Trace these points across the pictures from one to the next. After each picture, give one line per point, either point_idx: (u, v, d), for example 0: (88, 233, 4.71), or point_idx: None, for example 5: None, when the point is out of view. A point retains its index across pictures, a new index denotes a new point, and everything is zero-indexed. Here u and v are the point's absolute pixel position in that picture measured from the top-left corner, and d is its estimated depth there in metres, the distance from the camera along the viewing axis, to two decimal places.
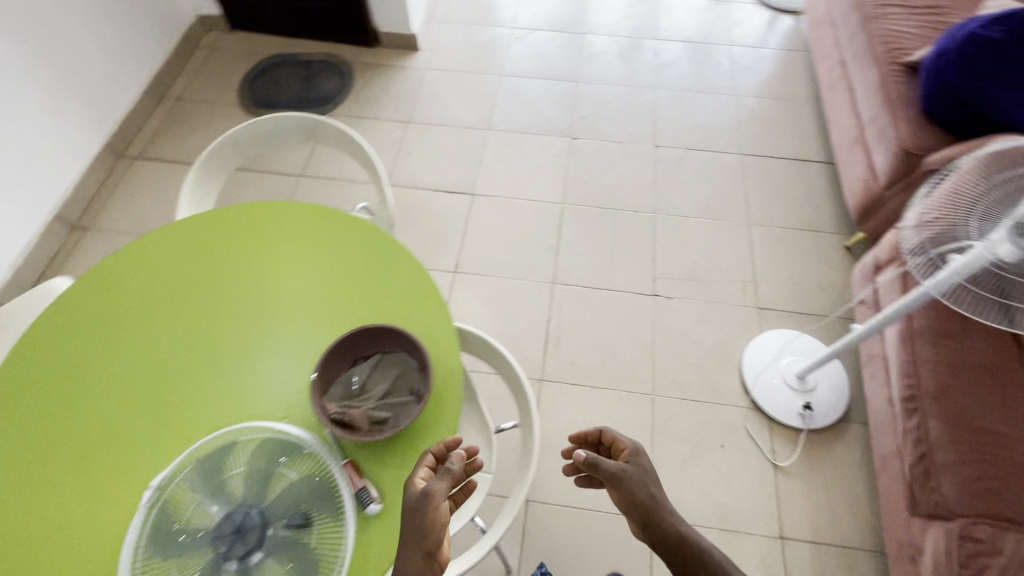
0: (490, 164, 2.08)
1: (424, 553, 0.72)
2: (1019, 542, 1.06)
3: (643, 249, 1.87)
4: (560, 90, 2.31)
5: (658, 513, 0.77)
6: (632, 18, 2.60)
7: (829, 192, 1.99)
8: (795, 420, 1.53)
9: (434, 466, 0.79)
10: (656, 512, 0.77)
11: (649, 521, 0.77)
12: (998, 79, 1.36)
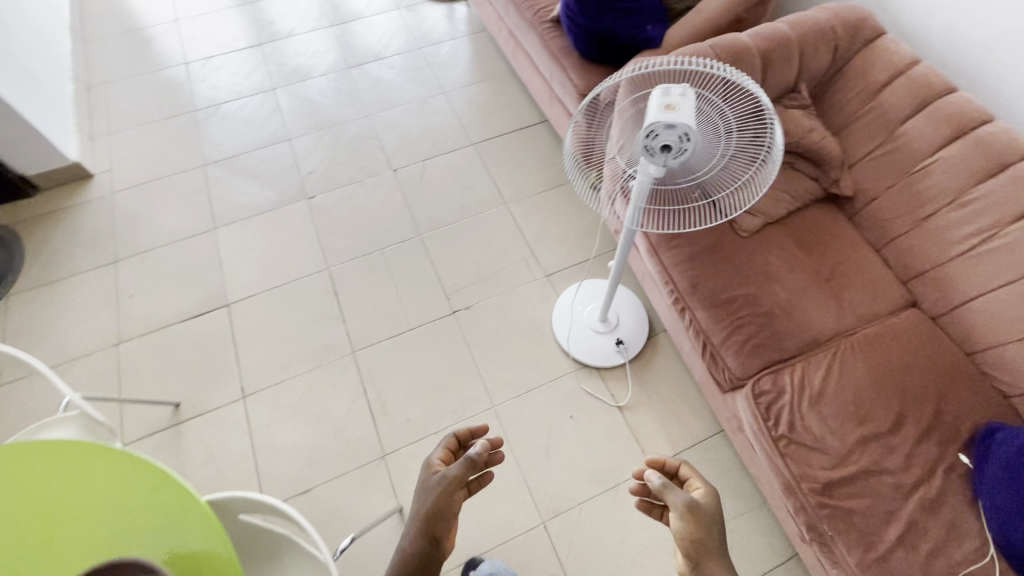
0: (235, 263, 1.85)
1: (428, 536, 0.83)
2: (791, 376, 1.24)
3: (425, 273, 1.82)
4: (276, 156, 2.13)
5: (694, 542, 0.80)
6: (318, 55, 2.49)
7: (558, 146, 2.14)
8: (616, 358, 1.62)
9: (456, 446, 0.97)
10: (694, 542, 0.80)
11: (686, 546, 0.81)
12: (605, 9, 1.54)
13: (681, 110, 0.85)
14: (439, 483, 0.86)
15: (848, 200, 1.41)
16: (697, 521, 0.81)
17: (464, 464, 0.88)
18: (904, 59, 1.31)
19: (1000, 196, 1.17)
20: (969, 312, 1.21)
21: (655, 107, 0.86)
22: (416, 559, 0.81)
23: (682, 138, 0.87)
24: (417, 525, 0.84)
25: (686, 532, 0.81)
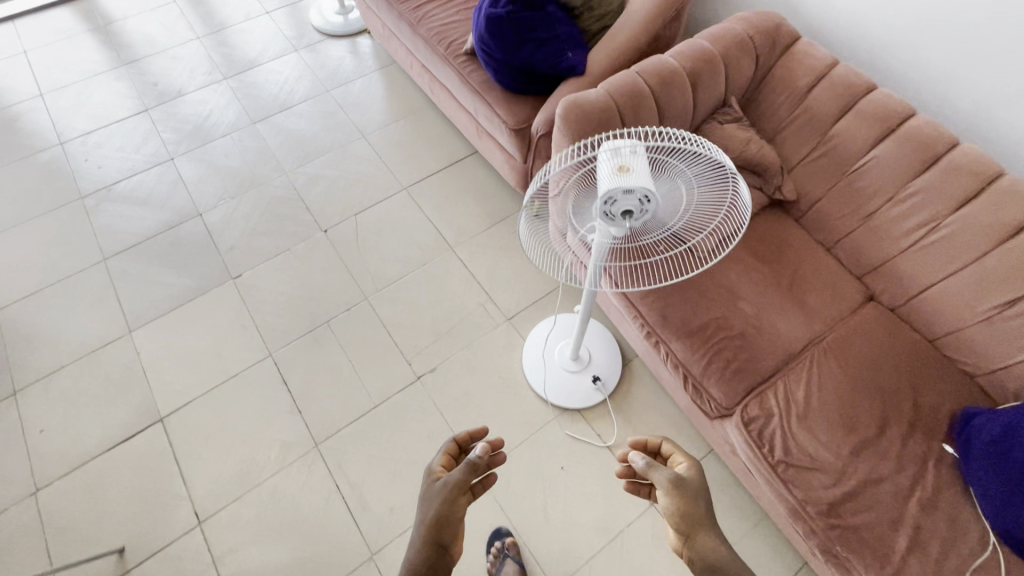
0: (162, 368, 1.64)
1: (434, 543, 0.77)
2: (776, 395, 1.22)
3: (379, 340, 1.69)
4: (187, 235, 1.91)
5: (683, 517, 0.79)
6: (215, 113, 2.26)
7: (493, 177, 2.05)
8: (597, 396, 1.57)
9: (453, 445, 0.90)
10: (684, 516, 0.79)
11: (675, 521, 0.80)
12: (521, 41, 1.48)
13: (636, 171, 0.78)
14: (442, 490, 0.81)
15: (793, 204, 1.41)
16: (684, 496, 0.80)
17: (463, 468, 0.82)
18: (823, 61, 1.32)
19: (936, 188, 1.19)
20: (926, 301, 1.24)
21: (607, 172, 0.79)
22: (422, 567, 0.75)
23: (642, 201, 0.81)
24: (421, 534, 0.78)
25: (673, 506, 0.79)
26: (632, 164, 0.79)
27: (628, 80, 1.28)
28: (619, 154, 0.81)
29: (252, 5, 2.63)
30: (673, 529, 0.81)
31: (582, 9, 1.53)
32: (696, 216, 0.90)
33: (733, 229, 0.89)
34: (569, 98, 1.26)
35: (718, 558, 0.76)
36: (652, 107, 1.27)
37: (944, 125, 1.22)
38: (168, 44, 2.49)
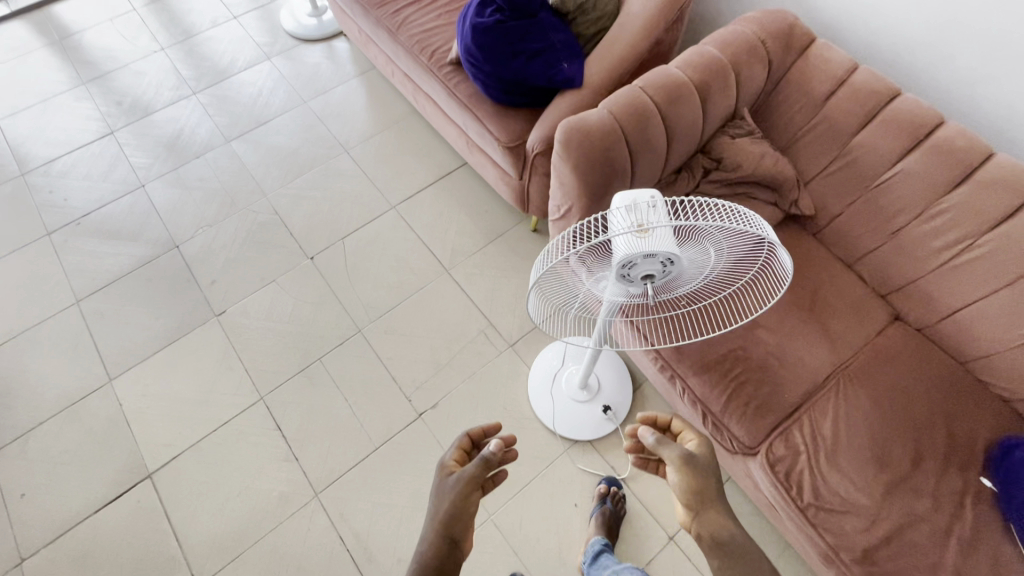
0: (148, 419, 1.55)
1: (446, 538, 0.72)
2: (802, 432, 1.15)
3: (376, 376, 1.61)
4: (165, 270, 1.80)
5: (693, 493, 0.73)
6: (186, 133, 2.12)
7: (486, 191, 1.95)
8: (609, 426, 1.49)
9: (468, 443, 0.84)
10: (694, 492, 0.72)
11: (684, 498, 0.73)
12: (511, 52, 1.37)
13: (657, 232, 0.70)
14: (454, 485, 0.76)
15: (810, 219, 1.32)
16: (694, 470, 0.74)
17: (476, 463, 0.77)
18: (842, 65, 1.22)
19: (969, 203, 1.11)
20: (957, 323, 1.16)
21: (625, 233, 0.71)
22: (434, 563, 0.70)
23: (666, 264, 0.72)
24: (433, 529, 0.73)
25: (683, 482, 0.73)
26: (652, 223, 0.71)
27: (632, 97, 1.16)
28: (637, 213, 0.73)
29: (218, 10, 2.45)
30: (681, 505, 0.74)
31: (576, 12, 1.40)
32: (725, 273, 0.81)
33: (772, 283, 0.80)
34: (569, 120, 1.15)
35: (728, 535, 0.70)
36: (660, 124, 1.17)
37: (976, 133, 1.13)
38: (130, 58, 2.32)
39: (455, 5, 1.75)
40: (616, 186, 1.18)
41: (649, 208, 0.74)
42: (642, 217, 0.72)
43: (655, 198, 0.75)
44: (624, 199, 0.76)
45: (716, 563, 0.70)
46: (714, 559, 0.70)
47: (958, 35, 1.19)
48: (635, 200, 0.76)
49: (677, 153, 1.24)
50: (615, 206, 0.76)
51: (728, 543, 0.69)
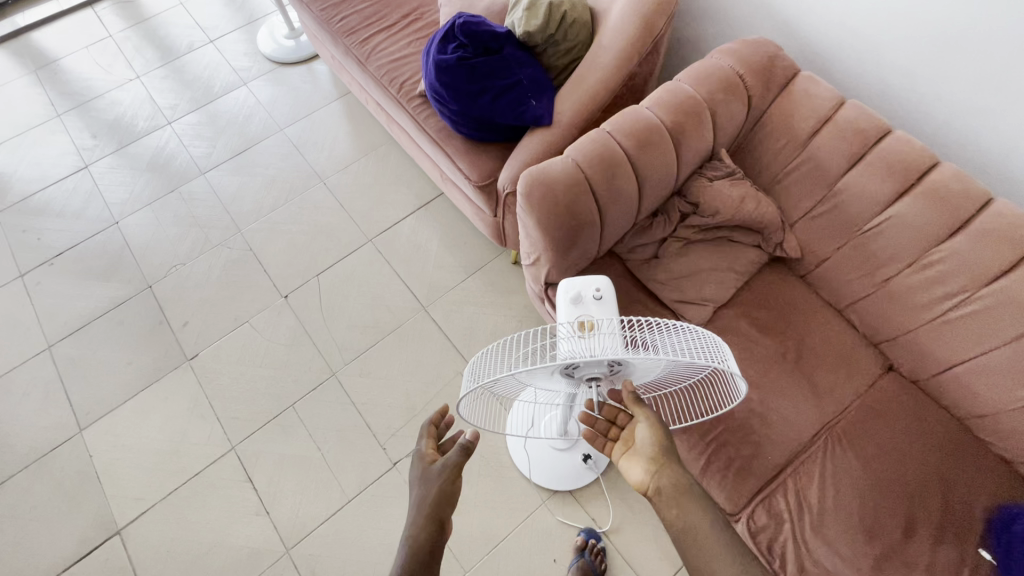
0: (118, 471, 1.52)
1: (435, 522, 0.75)
2: (785, 497, 1.08)
3: (350, 424, 1.56)
4: (137, 312, 1.76)
5: (659, 447, 0.80)
6: (160, 165, 2.07)
7: (466, 222, 1.89)
8: (589, 476, 1.43)
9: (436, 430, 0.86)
10: (661, 444, 0.80)
11: (652, 452, 0.80)
12: (477, 89, 1.30)
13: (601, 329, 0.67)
14: (440, 473, 0.78)
15: (796, 261, 1.24)
16: (661, 427, 0.81)
17: (454, 450, 0.80)
18: (827, 101, 1.13)
19: (965, 255, 1.02)
20: (954, 380, 1.08)
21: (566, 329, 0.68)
22: (425, 545, 0.73)
23: (611, 368, 0.68)
24: (421, 514, 0.75)
25: (654, 434, 0.80)
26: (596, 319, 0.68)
27: (599, 143, 1.09)
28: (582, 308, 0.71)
29: (195, 33, 2.39)
30: (647, 459, 0.81)
31: (545, 44, 1.32)
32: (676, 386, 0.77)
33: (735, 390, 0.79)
34: (533, 169, 1.08)
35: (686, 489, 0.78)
36: (630, 172, 1.09)
37: (973, 176, 1.05)
38: (105, 86, 2.27)
39: (427, 32, 1.68)
40: (585, 237, 1.11)
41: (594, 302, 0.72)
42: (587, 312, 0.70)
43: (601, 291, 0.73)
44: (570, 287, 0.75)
45: (675, 511, 0.76)
46: (674, 507, 0.76)
47: (956, 67, 1.10)
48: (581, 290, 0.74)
49: (651, 198, 1.16)
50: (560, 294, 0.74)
51: (685, 490, 0.77)
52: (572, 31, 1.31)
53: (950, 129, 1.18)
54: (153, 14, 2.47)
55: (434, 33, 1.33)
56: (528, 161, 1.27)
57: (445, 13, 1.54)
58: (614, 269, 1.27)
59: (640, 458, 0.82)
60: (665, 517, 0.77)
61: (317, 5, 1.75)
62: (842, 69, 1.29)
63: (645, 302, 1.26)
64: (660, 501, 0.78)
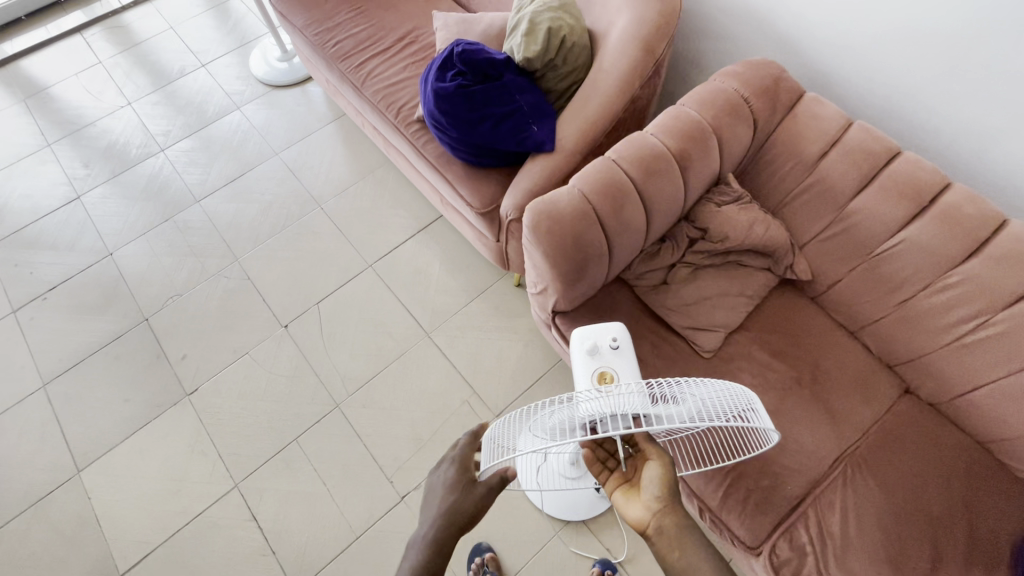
0: (118, 514, 1.48)
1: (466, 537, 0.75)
2: (807, 529, 1.04)
3: (355, 457, 1.52)
4: (134, 346, 1.72)
5: (666, 489, 0.73)
6: (154, 193, 2.03)
7: (467, 244, 1.86)
8: (602, 504, 1.40)
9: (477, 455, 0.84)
10: (669, 485, 0.73)
11: (656, 499, 0.73)
12: (477, 117, 1.28)
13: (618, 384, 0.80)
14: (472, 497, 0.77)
15: (807, 283, 1.23)
16: (670, 469, 0.74)
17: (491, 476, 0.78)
18: (834, 123, 1.12)
19: (981, 278, 1.01)
20: (973, 404, 1.06)
21: (587, 380, 0.83)
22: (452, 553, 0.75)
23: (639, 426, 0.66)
24: (451, 533, 0.75)
25: (662, 479, 0.73)
26: (613, 371, 0.82)
27: (605, 173, 1.07)
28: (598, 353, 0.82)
29: (187, 58, 2.37)
30: (650, 497, 0.73)
31: (544, 69, 1.30)
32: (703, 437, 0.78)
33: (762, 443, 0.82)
34: (538, 202, 1.06)
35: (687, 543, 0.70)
36: (637, 202, 1.08)
37: (985, 198, 1.04)
38: (96, 113, 2.23)
39: (423, 55, 1.66)
40: (593, 268, 1.09)
41: (610, 351, 0.84)
42: (604, 363, 0.83)
43: (616, 339, 0.85)
44: (588, 335, 0.87)
45: (676, 553, 0.69)
46: (675, 548, 0.69)
47: (964, 85, 1.09)
48: (598, 338, 0.86)
49: (658, 225, 1.14)
50: (578, 341, 0.87)
51: (689, 534, 0.70)
52: (572, 55, 1.29)
53: (960, 147, 1.17)
54: (143, 39, 2.44)
55: (435, 64, 1.32)
56: (531, 189, 1.24)
57: (441, 37, 1.52)
58: (622, 296, 1.27)
59: (643, 495, 0.74)
60: (664, 559, 0.70)
61: (311, 30, 1.73)
62: (847, 87, 1.28)
63: (655, 328, 1.23)
64: (659, 543, 0.71)
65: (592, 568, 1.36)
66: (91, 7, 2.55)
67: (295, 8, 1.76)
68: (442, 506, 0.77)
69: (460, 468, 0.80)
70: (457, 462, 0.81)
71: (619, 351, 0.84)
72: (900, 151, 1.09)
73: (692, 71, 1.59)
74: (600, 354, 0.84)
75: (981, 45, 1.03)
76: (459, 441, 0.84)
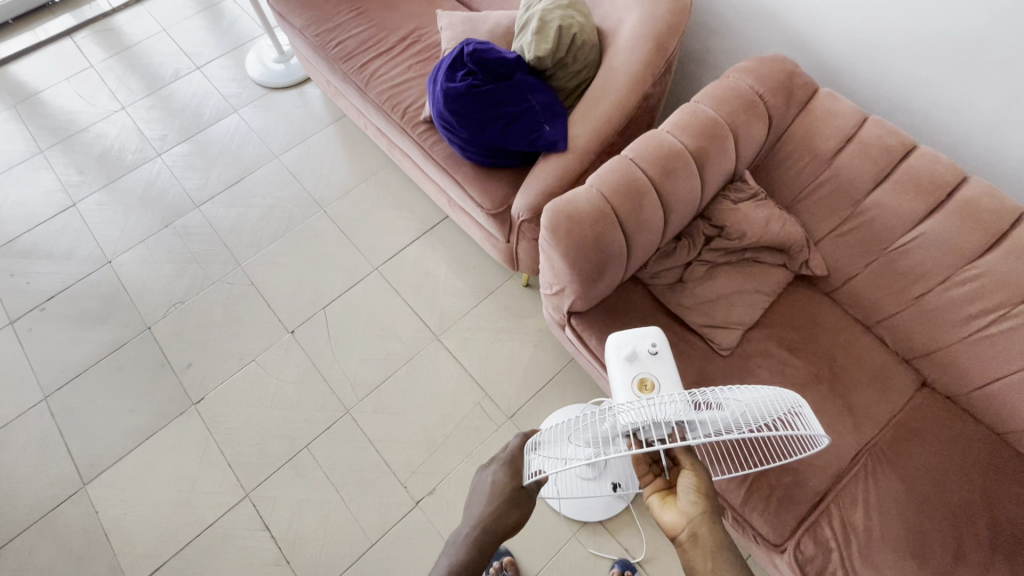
0: (127, 527, 1.45)
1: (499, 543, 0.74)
2: (831, 524, 1.03)
3: (367, 464, 1.50)
4: (137, 356, 1.69)
5: (701, 498, 0.70)
6: (152, 199, 1.99)
7: (474, 246, 1.85)
8: (619, 505, 1.39)
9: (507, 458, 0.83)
10: (704, 494, 0.70)
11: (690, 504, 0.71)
12: (489, 117, 1.27)
13: (660, 391, 0.82)
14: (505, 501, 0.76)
15: (822, 278, 1.23)
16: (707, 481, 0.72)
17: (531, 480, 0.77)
18: (850, 118, 1.13)
19: (1000, 270, 1.01)
20: (992, 396, 1.07)
21: (627, 387, 0.84)
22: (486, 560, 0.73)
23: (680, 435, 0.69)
24: (483, 539, 0.74)
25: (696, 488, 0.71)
26: (653, 378, 0.83)
27: (622, 173, 1.07)
28: (636, 362, 0.84)
29: (181, 60, 2.33)
30: (685, 504, 0.71)
31: (554, 67, 1.29)
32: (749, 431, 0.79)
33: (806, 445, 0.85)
34: (556, 202, 1.06)
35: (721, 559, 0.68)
36: (655, 201, 1.08)
37: (1002, 191, 1.04)
38: (89, 119, 2.19)
39: (427, 55, 1.64)
40: (612, 268, 1.09)
41: (648, 357, 0.85)
42: (643, 369, 0.84)
43: (655, 344, 0.86)
44: (625, 340, 0.87)
45: (706, 563, 0.67)
46: (706, 560, 0.67)
47: (978, 79, 1.09)
48: (635, 343, 0.87)
49: (675, 223, 1.14)
50: (616, 346, 0.87)
51: (723, 548, 0.68)
52: (582, 53, 1.28)
53: (973, 140, 1.17)
54: (135, 42, 2.39)
55: (446, 65, 1.31)
56: (545, 188, 1.22)
57: (447, 36, 1.50)
58: (637, 295, 1.26)
59: (677, 502, 0.72)
60: (694, 568, 0.68)
61: (312, 30, 1.70)
62: (857, 82, 1.29)
63: (672, 326, 1.23)
64: (691, 551, 0.69)
65: (611, 568, 1.35)
66: (80, 10, 2.49)
67: (295, 9, 1.74)
68: (487, 512, 0.76)
69: (509, 472, 0.79)
70: (507, 465, 0.80)
71: (658, 356, 0.85)
72: (915, 145, 1.09)
73: (699, 68, 1.58)
74: (638, 360, 0.85)
75: (996, 38, 1.03)
76: (508, 442, 0.84)
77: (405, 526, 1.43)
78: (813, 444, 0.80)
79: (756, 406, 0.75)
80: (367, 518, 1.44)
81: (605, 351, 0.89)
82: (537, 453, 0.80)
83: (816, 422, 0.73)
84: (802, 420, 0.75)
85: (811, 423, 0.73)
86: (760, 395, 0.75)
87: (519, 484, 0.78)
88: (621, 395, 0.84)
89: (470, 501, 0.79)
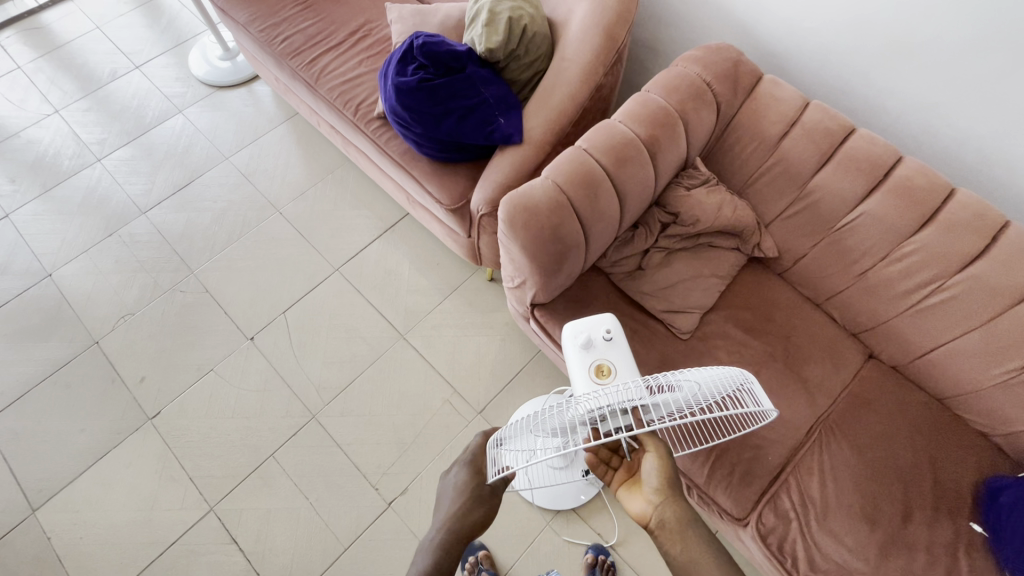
0: (83, 553, 1.38)
1: (465, 537, 0.74)
2: (789, 495, 1.07)
3: (336, 468, 1.48)
4: (85, 373, 1.61)
5: (664, 481, 0.71)
6: (93, 207, 1.89)
7: (437, 242, 1.84)
8: (591, 490, 1.42)
9: (473, 455, 0.83)
10: (668, 478, 0.71)
11: (655, 486, 0.72)
12: (441, 112, 1.26)
13: (617, 376, 0.83)
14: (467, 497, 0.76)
15: (773, 260, 1.28)
16: (667, 460, 0.72)
17: (494, 479, 0.76)
18: (792, 103, 1.17)
19: (934, 245, 1.07)
20: (932, 363, 1.13)
21: (585, 374, 0.84)
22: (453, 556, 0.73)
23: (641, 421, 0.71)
24: (450, 539, 0.74)
25: (661, 469, 0.72)
26: (610, 363, 0.84)
27: (575, 162, 1.08)
28: (592, 347, 0.86)
29: (117, 59, 2.21)
30: (649, 491, 0.72)
31: (506, 60, 1.28)
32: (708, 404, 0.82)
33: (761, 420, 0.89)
34: (512, 195, 1.06)
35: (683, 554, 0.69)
36: (609, 189, 1.09)
37: (934, 170, 1.10)
38: (20, 124, 2.05)
39: (378, 49, 1.61)
40: (570, 258, 1.10)
41: (604, 343, 0.86)
42: (600, 356, 0.85)
43: (609, 330, 0.87)
44: (581, 328, 0.88)
45: (678, 547, 0.69)
46: (677, 541, 0.69)
47: (911, 66, 1.15)
48: (590, 330, 0.88)
49: (630, 211, 1.16)
50: (572, 335, 0.88)
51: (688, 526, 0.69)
52: (533, 45, 1.27)
53: (908, 122, 1.23)
54: (66, 41, 2.26)
55: (398, 58, 1.30)
56: (501, 181, 1.22)
57: (397, 29, 1.47)
58: (598, 284, 1.28)
59: (644, 489, 0.73)
60: (668, 552, 0.70)
61: (256, 25, 1.64)
62: (800, 68, 1.33)
63: (633, 313, 1.25)
64: (660, 536, 0.70)
65: (585, 554, 1.36)
66: (2, 7, 2.33)
67: (237, 3, 1.67)
68: (451, 509, 0.76)
69: (473, 472, 0.79)
70: (469, 465, 0.80)
71: (613, 342, 0.86)
72: (854, 128, 1.14)
73: (652, 57, 1.60)
74: (594, 347, 0.86)
75: (924, 23, 1.08)
76: (470, 443, 0.84)
77: (380, 532, 1.40)
78: (767, 420, 0.86)
79: (708, 383, 0.77)
80: (339, 523, 1.41)
81: (562, 340, 0.89)
82: (502, 448, 0.80)
83: (766, 397, 0.77)
84: (753, 396, 0.79)
85: (761, 398, 0.77)
86: (715, 373, 0.78)
87: (483, 481, 0.78)
88: (580, 383, 0.85)
89: (439, 503, 0.78)
